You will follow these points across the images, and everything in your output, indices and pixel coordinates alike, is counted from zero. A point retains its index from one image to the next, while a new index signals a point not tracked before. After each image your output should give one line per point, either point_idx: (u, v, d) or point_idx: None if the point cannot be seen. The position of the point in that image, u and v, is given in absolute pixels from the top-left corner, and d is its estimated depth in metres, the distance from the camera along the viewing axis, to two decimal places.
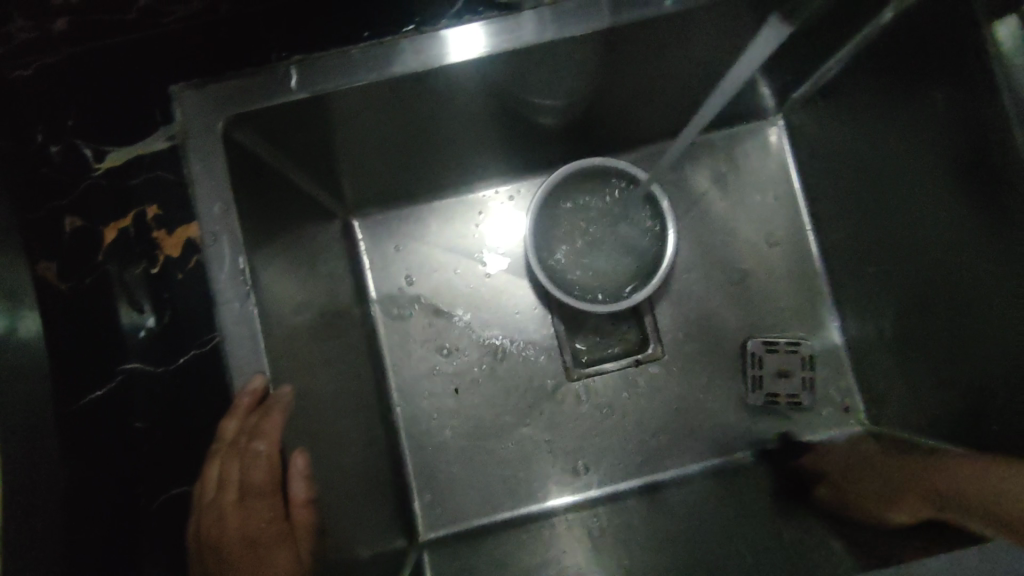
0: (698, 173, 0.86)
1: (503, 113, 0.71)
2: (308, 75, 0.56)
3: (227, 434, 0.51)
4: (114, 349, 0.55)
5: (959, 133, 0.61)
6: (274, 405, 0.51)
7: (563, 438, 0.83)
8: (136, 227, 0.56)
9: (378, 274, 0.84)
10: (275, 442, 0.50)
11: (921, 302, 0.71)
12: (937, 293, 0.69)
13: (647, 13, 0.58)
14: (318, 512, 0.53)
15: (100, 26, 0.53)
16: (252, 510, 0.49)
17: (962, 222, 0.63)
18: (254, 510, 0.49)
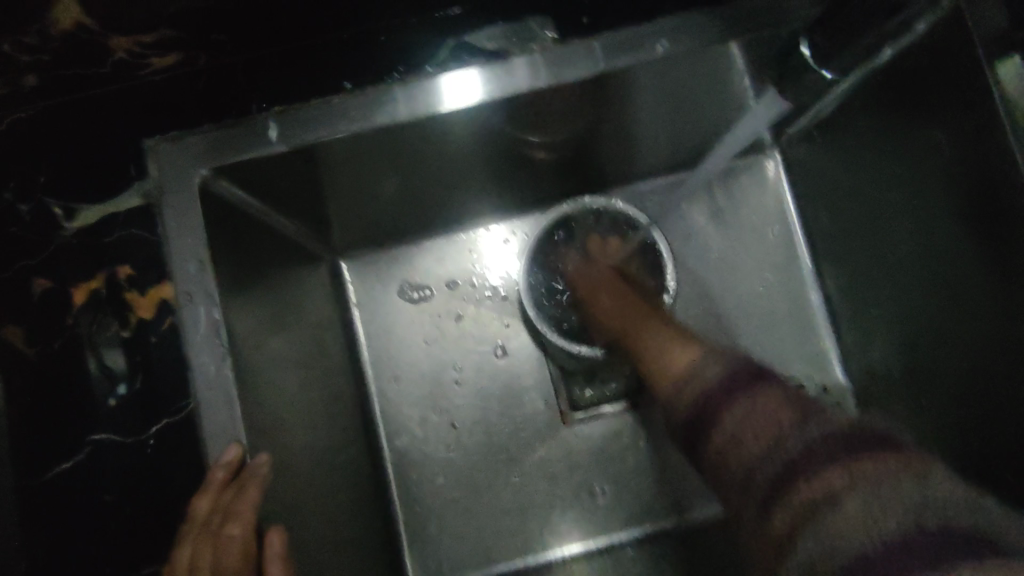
0: (694, 209, 0.85)
1: (493, 154, 0.69)
2: (287, 126, 0.53)
3: (198, 516, 0.48)
4: (84, 417, 0.52)
5: (968, 177, 0.58)
6: (250, 480, 0.48)
7: (560, 485, 0.80)
8: (108, 289, 0.54)
9: (365, 315, 0.82)
10: (248, 522, 0.47)
11: (928, 346, 0.68)
12: (947, 336, 0.66)
13: (639, 58, 0.56)
14: None
15: (71, 81, 0.51)
16: None
17: (971, 265, 0.61)
18: None
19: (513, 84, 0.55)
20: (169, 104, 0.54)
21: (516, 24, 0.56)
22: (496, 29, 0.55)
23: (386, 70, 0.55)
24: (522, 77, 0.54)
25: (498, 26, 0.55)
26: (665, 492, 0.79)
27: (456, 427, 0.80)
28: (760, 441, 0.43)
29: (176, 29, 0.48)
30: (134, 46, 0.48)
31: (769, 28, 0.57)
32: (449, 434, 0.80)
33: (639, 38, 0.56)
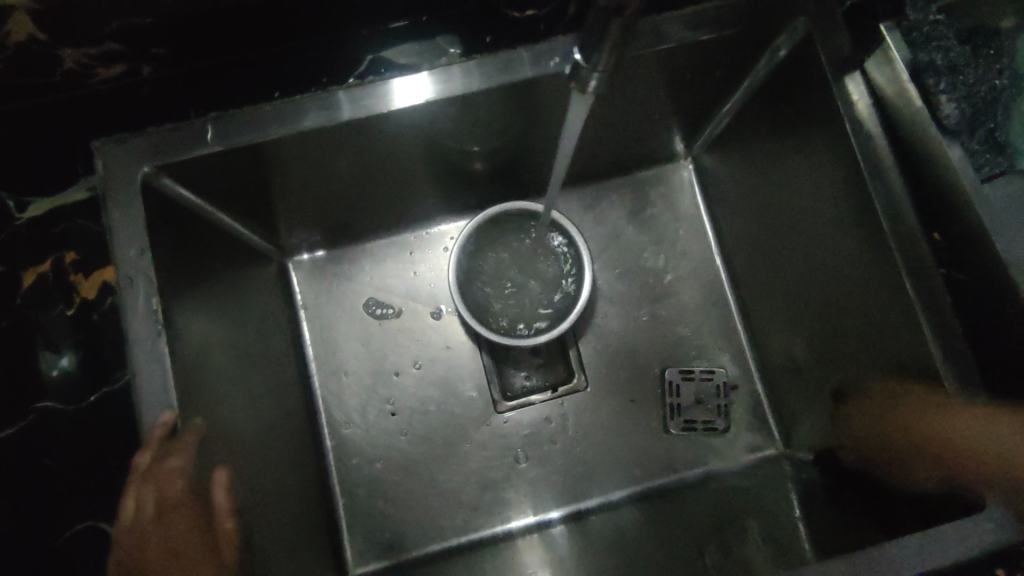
0: (615, 212, 0.90)
1: (424, 158, 0.75)
2: (224, 129, 0.62)
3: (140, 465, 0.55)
4: (28, 389, 0.57)
5: (831, 175, 0.67)
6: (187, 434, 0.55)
7: (493, 465, 0.85)
8: (55, 273, 0.60)
9: (310, 312, 0.87)
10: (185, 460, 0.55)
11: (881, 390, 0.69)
12: (831, 320, 0.73)
13: (534, 73, 0.64)
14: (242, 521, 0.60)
15: (23, 89, 0.56)
16: (173, 524, 0.56)
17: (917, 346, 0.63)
18: (175, 525, 0.56)
19: (423, 95, 0.64)
20: (115, 108, 0.59)
21: (424, 40, 0.63)
22: (407, 46, 0.63)
23: (314, 80, 0.62)
24: (459, 83, 0.64)
25: (409, 44, 0.63)
26: (591, 471, 0.85)
27: (395, 415, 0.86)
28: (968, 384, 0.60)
29: (120, 43, 0.54)
30: (82, 57, 0.54)
31: (651, 48, 0.65)
32: (388, 421, 0.86)
33: (538, 53, 0.64)
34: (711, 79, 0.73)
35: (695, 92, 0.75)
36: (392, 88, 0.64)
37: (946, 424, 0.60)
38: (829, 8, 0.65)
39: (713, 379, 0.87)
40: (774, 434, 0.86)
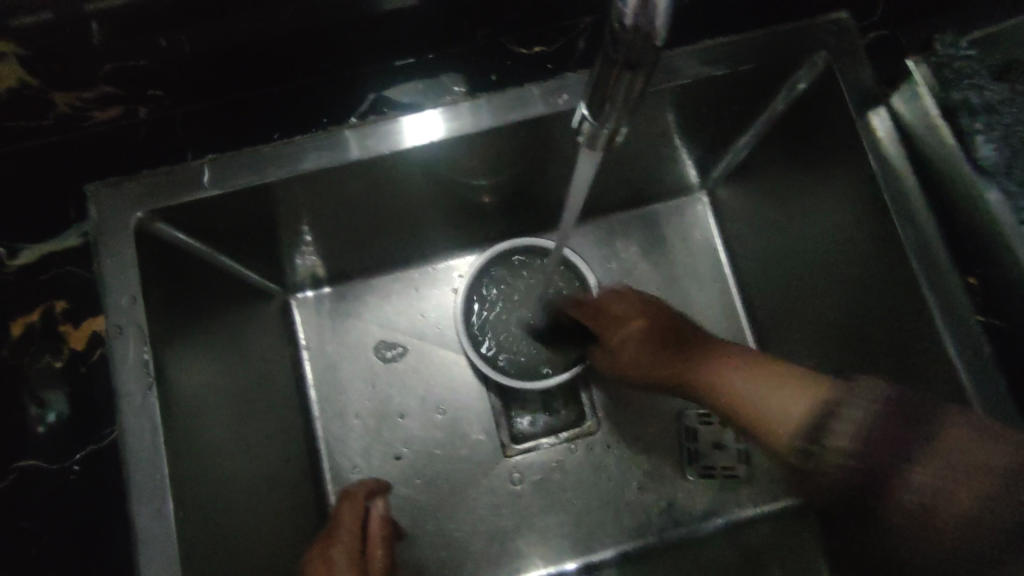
0: (627, 246, 0.87)
1: (429, 195, 0.73)
2: (220, 172, 0.59)
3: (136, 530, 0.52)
4: (14, 445, 0.54)
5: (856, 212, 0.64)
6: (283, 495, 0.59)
7: (502, 512, 0.81)
8: (43, 322, 0.57)
9: (314, 352, 0.84)
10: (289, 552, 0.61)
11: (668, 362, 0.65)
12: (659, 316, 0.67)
13: (541, 112, 0.62)
14: (337, 532, 0.63)
15: (16, 130, 0.54)
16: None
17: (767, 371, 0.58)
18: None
19: (428, 135, 0.62)
20: (112, 151, 0.58)
21: (430, 78, 0.61)
22: (412, 86, 0.62)
23: (315, 119, 0.61)
24: (468, 122, 0.62)
25: (413, 83, 0.61)
26: (606, 518, 0.81)
27: (400, 459, 0.82)
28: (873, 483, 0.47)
29: (115, 86, 0.53)
30: (75, 101, 0.53)
31: (666, 84, 0.63)
32: (391, 467, 0.81)
33: (548, 91, 0.62)
34: (729, 112, 0.70)
35: (711, 126, 0.72)
36: (400, 126, 0.62)
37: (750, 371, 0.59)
38: (851, 42, 0.63)
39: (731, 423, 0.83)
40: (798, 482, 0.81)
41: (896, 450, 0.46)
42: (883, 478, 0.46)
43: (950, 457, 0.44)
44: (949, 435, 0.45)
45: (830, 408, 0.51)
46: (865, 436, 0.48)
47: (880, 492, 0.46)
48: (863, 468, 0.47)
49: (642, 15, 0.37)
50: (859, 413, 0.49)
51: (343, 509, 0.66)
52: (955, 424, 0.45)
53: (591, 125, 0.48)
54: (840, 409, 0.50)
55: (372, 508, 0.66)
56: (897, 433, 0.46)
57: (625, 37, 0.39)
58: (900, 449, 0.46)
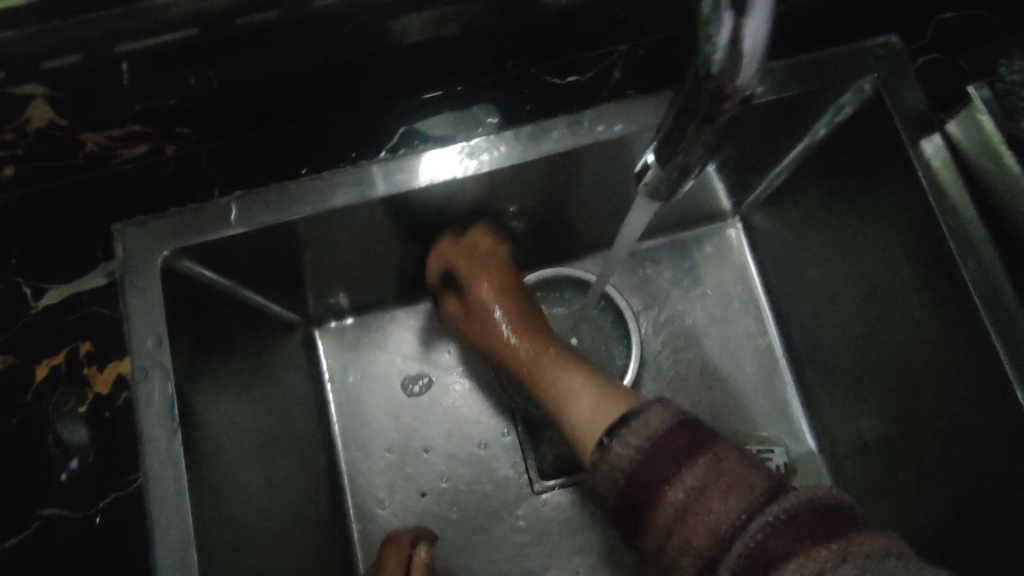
0: (658, 274, 0.84)
1: (456, 224, 0.71)
2: (248, 210, 0.57)
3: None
4: (37, 493, 0.51)
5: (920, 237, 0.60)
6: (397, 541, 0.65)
7: (531, 552, 0.77)
8: (68, 365, 0.54)
9: (339, 385, 0.82)
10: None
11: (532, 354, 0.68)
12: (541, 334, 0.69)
13: (583, 140, 0.59)
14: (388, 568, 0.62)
15: (49, 170, 0.54)
16: None
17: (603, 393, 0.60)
18: None
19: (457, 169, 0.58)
20: (143, 189, 0.57)
21: (461, 111, 0.59)
22: (442, 117, 0.59)
23: (343, 153, 0.59)
24: (499, 155, 0.58)
25: (443, 114, 0.59)
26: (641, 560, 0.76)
27: (425, 495, 0.78)
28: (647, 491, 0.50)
29: (143, 124, 0.52)
30: (104, 140, 0.53)
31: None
32: (418, 504, 0.78)
33: (581, 122, 0.59)
34: (770, 137, 0.67)
35: (750, 150, 0.69)
36: (426, 159, 0.58)
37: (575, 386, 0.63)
38: (902, 63, 0.60)
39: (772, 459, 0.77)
40: None
41: (675, 467, 0.49)
42: (653, 496, 0.49)
43: (724, 466, 0.48)
44: (711, 462, 0.48)
45: (629, 414, 0.54)
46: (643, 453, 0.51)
47: (648, 512, 0.50)
48: (642, 472, 0.50)
49: (729, 64, 0.36)
50: (649, 417, 0.52)
51: (389, 555, 0.63)
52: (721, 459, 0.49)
53: (654, 174, 0.46)
54: (634, 416, 0.53)
55: (414, 555, 0.62)
56: (683, 450, 0.50)
57: (709, 85, 0.37)
58: (677, 463, 0.49)
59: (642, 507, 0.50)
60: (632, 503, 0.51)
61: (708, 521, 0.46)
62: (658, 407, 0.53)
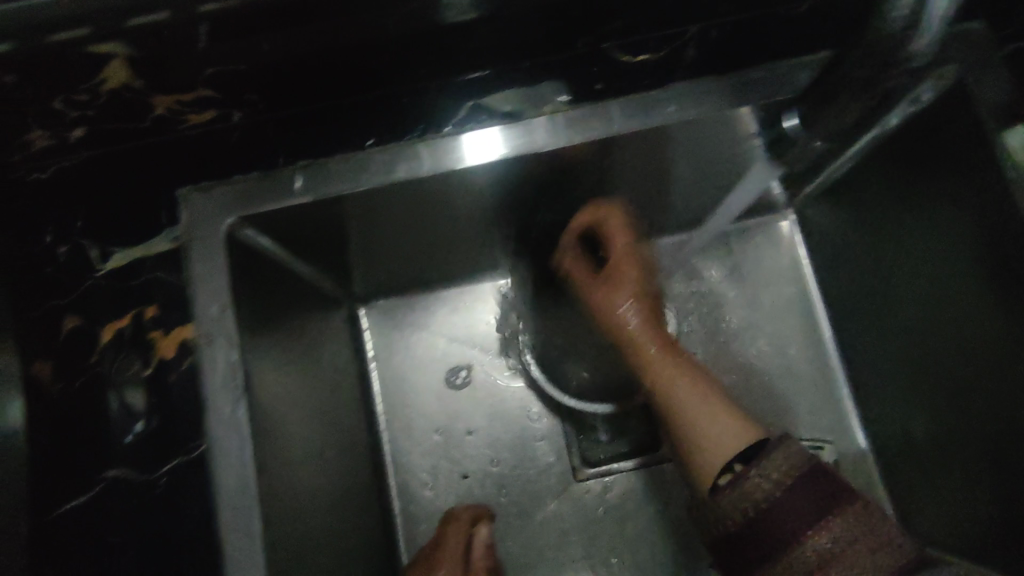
0: (708, 265, 0.84)
1: (508, 208, 0.70)
2: (314, 179, 0.58)
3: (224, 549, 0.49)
4: (98, 455, 0.51)
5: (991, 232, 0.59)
6: (456, 520, 0.66)
7: (570, 541, 0.76)
8: (133, 329, 0.54)
9: (381, 364, 0.82)
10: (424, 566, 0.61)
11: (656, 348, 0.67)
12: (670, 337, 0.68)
13: (649, 119, 0.59)
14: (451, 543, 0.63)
15: (115, 133, 0.54)
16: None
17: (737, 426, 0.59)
18: None
19: (517, 145, 0.59)
20: (206, 156, 0.56)
21: (530, 87, 0.58)
22: (511, 92, 0.58)
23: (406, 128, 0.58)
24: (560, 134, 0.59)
25: (512, 89, 0.58)
26: (680, 552, 0.76)
27: (467, 478, 0.78)
28: (773, 534, 0.47)
29: (214, 90, 0.51)
30: (174, 104, 0.52)
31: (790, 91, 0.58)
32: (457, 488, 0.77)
33: (646, 101, 0.59)
34: None
35: None
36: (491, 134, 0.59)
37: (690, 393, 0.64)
38: (987, 53, 0.58)
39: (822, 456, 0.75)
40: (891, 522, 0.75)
41: (822, 512, 0.47)
42: (775, 534, 0.47)
43: (871, 515, 0.47)
44: (849, 518, 0.46)
45: (765, 448, 0.51)
46: (788, 487, 0.48)
47: (768, 548, 0.47)
48: (770, 514, 0.48)
49: (911, 22, 0.39)
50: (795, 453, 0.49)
51: (447, 532, 0.65)
52: (856, 508, 0.47)
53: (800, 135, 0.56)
54: (771, 450, 0.50)
55: (475, 535, 0.64)
56: (816, 499, 0.47)
57: (887, 40, 0.41)
58: (816, 514, 0.47)
59: (759, 541, 0.48)
60: (738, 545, 0.49)
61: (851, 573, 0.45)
62: (795, 443, 0.51)
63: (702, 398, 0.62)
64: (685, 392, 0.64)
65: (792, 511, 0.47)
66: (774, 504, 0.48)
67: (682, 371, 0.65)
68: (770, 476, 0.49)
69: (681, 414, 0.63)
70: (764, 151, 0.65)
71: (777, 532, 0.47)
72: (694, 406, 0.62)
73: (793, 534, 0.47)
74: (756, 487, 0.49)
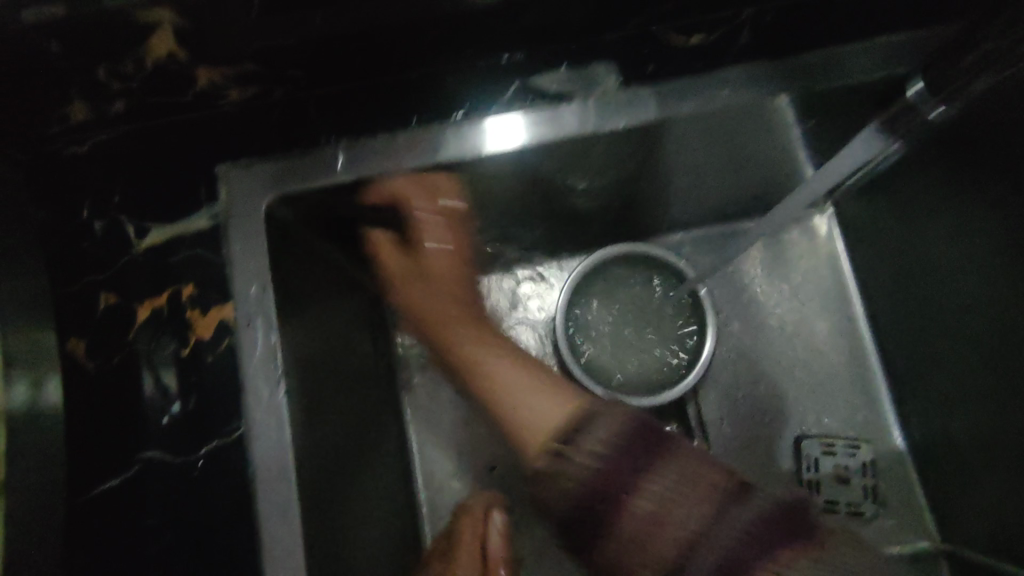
0: (745, 260, 0.81)
1: (544, 200, 0.68)
2: (356, 159, 0.56)
3: (269, 535, 0.49)
4: (134, 435, 0.50)
5: None
6: (468, 513, 0.64)
7: None
8: (171, 307, 0.53)
9: (405, 352, 0.77)
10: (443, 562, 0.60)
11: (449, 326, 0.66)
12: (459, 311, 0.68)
13: (705, 104, 0.57)
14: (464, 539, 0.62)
15: (155, 107, 0.53)
16: None
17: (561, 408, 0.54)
18: None
19: (561, 129, 0.56)
20: (247, 133, 0.55)
21: (581, 69, 0.56)
22: (560, 74, 0.56)
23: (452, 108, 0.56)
24: (607, 120, 0.57)
25: (562, 69, 0.56)
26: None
27: (494, 471, 0.76)
28: (603, 497, 0.46)
29: (258, 63, 0.50)
30: (218, 77, 0.50)
31: (846, 78, 0.57)
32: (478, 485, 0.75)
33: (702, 86, 0.57)
34: None
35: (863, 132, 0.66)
36: (538, 117, 0.56)
37: (504, 374, 0.61)
38: None
39: (859, 455, 0.74)
40: (930, 525, 0.73)
41: (633, 472, 0.46)
42: (617, 493, 0.46)
43: (690, 469, 0.47)
44: (672, 465, 0.47)
45: (589, 417, 0.51)
46: (615, 444, 0.48)
47: (612, 516, 0.46)
48: (600, 476, 0.47)
49: None
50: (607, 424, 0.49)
51: (462, 526, 0.63)
52: (683, 452, 0.48)
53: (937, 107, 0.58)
54: (594, 419, 0.50)
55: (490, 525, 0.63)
56: (631, 448, 0.47)
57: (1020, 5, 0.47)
58: (637, 463, 0.47)
59: (601, 517, 0.46)
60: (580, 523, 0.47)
61: (686, 523, 0.44)
62: (620, 412, 0.51)
63: (518, 379, 0.59)
64: (497, 365, 0.62)
65: (619, 466, 0.47)
66: (600, 462, 0.47)
67: (496, 358, 0.62)
68: (597, 439, 0.48)
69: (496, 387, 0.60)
70: (804, 142, 0.65)
71: (619, 489, 0.46)
72: (504, 379, 0.60)
73: (636, 491, 0.46)
74: (579, 449, 0.49)
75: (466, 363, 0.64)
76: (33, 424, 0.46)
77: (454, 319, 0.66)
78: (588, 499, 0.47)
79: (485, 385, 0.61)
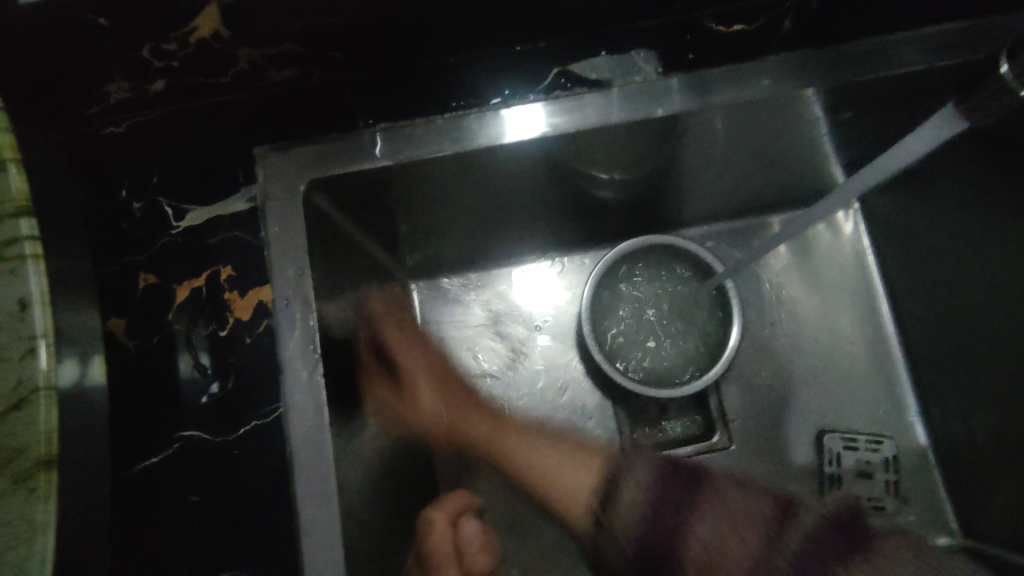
0: (769, 256, 0.81)
1: (573, 190, 0.68)
2: (395, 144, 0.56)
3: (303, 517, 0.48)
4: (174, 412, 0.51)
5: None
6: (434, 518, 0.64)
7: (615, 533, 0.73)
8: (209, 288, 0.54)
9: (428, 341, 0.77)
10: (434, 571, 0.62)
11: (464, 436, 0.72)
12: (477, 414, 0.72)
13: (740, 94, 0.57)
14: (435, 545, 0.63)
15: (193, 88, 0.52)
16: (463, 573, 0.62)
17: (576, 452, 0.64)
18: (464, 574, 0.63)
19: (596, 118, 0.56)
20: (284, 115, 0.55)
21: (619, 56, 0.57)
22: (599, 59, 0.56)
23: (489, 94, 0.56)
24: (638, 108, 0.56)
25: (602, 55, 0.56)
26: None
27: None
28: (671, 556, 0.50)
29: (300, 44, 0.49)
30: (259, 58, 0.50)
31: (888, 70, 0.57)
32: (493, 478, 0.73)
33: (740, 74, 0.57)
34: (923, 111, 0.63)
35: (896, 126, 0.65)
36: (576, 105, 0.56)
37: (525, 465, 0.66)
38: None
39: (881, 450, 0.74)
40: (950, 520, 0.72)
41: (678, 511, 0.51)
42: (671, 535, 0.50)
43: (726, 505, 0.51)
44: (715, 500, 0.51)
45: (616, 475, 0.56)
46: (657, 488, 0.52)
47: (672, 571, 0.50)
48: (653, 524, 0.51)
49: None
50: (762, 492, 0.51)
51: (432, 541, 0.63)
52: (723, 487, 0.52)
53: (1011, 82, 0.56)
54: (630, 469, 0.55)
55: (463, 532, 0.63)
56: (676, 488, 0.52)
57: None
58: (687, 502, 0.51)
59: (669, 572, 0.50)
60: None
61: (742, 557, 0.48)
62: (642, 458, 0.55)
63: (562, 458, 0.64)
64: (517, 447, 0.68)
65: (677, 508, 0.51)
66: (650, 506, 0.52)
67: (530, 462, 0.66)
68: (634, 507, 0.52)
69: (528, 471, 0.66)
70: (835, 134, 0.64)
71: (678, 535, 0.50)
72: (550, 463, 0.64)
73: (684, 537, 0.50)
74: (613, 517, 0.54)
75: (501, 455, 0.69)
76: (80, 399, 0.46)
77: (493, 428, 0.70)
78: (650, 548, 0.51)
79: (519, 468, 0.67)
